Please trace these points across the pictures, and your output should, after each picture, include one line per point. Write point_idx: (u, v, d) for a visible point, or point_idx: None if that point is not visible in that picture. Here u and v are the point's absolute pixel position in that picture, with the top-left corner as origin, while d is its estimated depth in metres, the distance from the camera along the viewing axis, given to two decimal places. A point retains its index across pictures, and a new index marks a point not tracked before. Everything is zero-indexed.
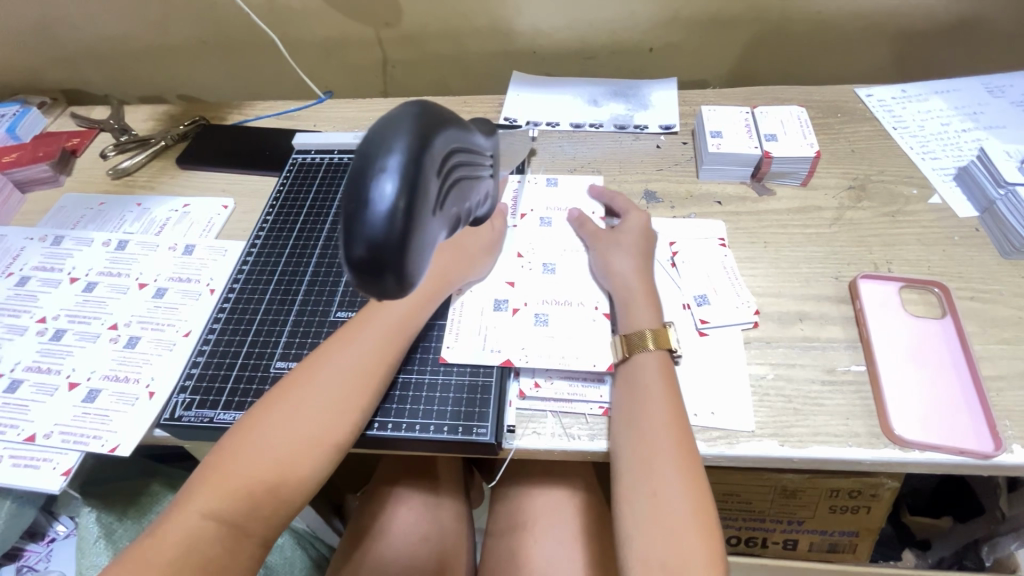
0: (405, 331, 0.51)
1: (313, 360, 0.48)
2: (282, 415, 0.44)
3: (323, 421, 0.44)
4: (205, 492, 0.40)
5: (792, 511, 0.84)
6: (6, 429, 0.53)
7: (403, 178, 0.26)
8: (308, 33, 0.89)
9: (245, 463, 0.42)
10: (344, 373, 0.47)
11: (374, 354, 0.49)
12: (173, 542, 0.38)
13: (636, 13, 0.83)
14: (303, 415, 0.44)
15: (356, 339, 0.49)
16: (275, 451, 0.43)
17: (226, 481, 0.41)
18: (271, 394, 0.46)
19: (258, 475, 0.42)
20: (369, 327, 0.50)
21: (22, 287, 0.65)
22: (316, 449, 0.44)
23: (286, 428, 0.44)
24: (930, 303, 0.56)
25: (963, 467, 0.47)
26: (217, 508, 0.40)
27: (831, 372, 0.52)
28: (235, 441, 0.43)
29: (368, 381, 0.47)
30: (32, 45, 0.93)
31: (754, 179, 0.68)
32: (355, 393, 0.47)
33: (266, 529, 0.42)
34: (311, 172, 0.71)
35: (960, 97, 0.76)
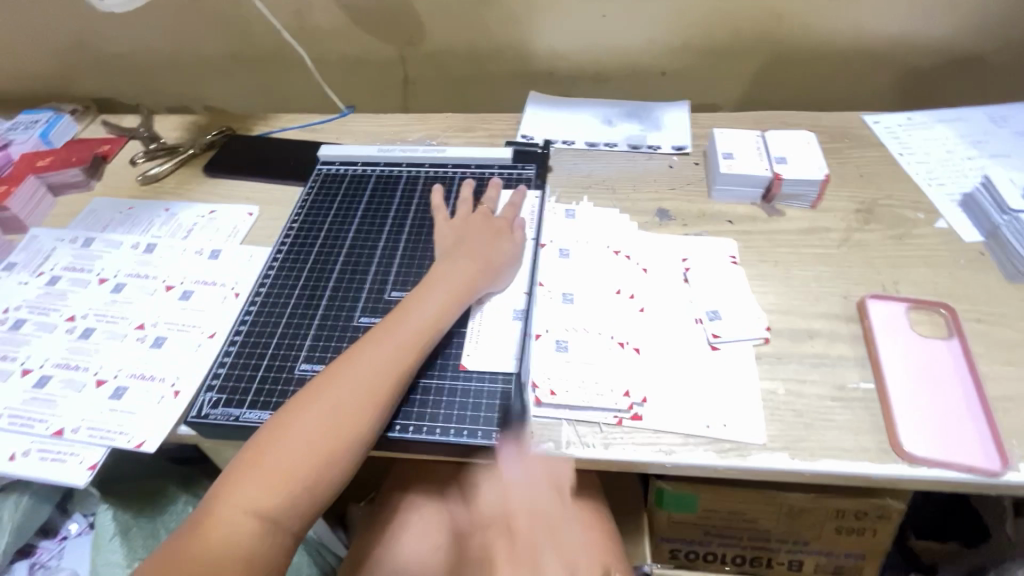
0: (430, 333, 0.53)
1: (342, 359, 0.50)
2: (315, 413, 0.46)
3: (354, 419, 0.46)
4: (245, 488, 0.42)
5: (797, 531, 0.84)
6: (34, 423, 0.55)
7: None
8: (333, 51, 0.92)
9: (280, 458, 0.43)
10: (374, 371, 0.48)
11: (403, 353, 0.50)
12: (218, 537, 0.41)
13: (650, 39, 0.86)
14: (337, 412, 0.46)
15: (385, 339, 0.51)
16: (309, 447, 0.44)
17: (264, 477, 0.43)
18: (303, 392, 0.48)
19: (293, 471, 0.43)
20: (398, 329, 0.52)
21: (52, 286, 0.67)
22: (347, 446, 0.45)
23: (320, 425, 0.45)
24: (936, 324, 0.58)
25: (971, 484, 0.48)
26: (255, 503, 0.42)
27: (840, 388, 0.53)
28: (270, 438, 0.45)
29: (396, 381, 0.49)
30: (67, 55, 0.97)
31: (765, 200, 0.70)
32: (383, 392, 0.48)
33: (299, 523, 0.43)
34: (335, 182, 0.74)
35: (964, 126, 0.78)
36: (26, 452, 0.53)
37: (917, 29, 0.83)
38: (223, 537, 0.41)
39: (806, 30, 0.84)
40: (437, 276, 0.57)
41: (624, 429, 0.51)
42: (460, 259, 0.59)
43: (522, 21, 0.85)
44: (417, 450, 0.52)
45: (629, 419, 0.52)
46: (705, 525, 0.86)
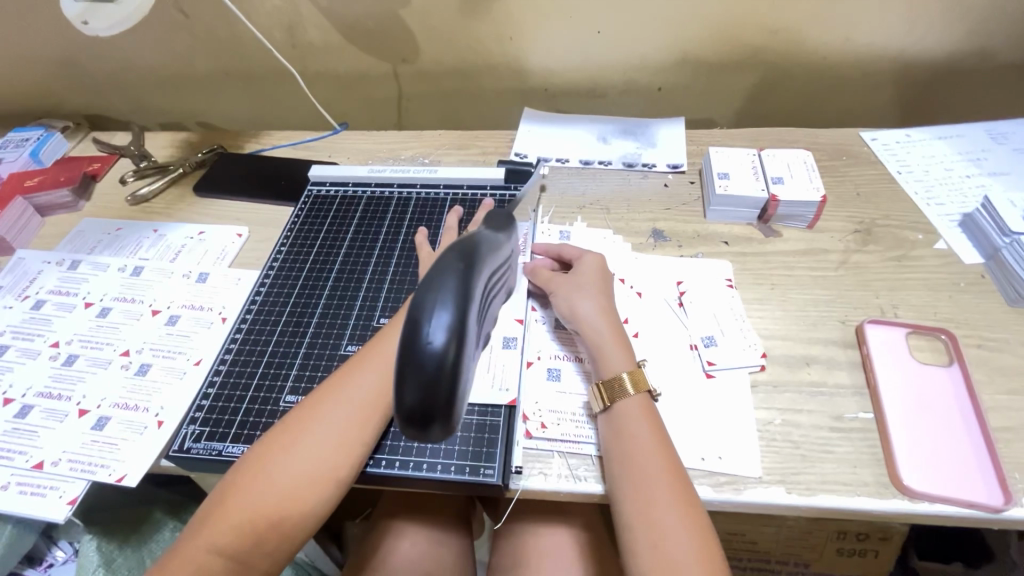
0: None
1: (316, 394, 0.48)
2: (285, 451, 0.44)
3: (324, 460, 0.44)
4: (211, 527, 0.41)
5: (797, 552, 0.83)
6: (14, 456, 0.53)
7: (452, 322, 0.31)
8: (326, 67, 0.92)
9: (247, 498, 0.42)
10: (345, 409, 0.46)
11: (378, 388, 0.48)
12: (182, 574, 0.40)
13: (645, 55, 0.85)
14: (307, 451, 0.44)
15: (360, 372, 0.49)
16: (274, 488, 0.43)
17: (230, 518, 0.41)
18: (274, 428, 0.46)
19: (259, 513, 0.42)
20: (374, 361, 0.49)
21: (37, 311, 0.66)
22: (316, 486, 0.44)
23: (288, 465, 0.43)
24: (937, 350, 0.56)
25: (973, 520, 0.47)
26: (220, 542, 0.41)
27: (838, 419, 0.52)
28: (238, 477, 0.43)
29: (368, 419, 0.47)
30: (58, 72, 0.96)
31: (761, 221, 0.69)
32: (355, 431, 0.46)
33: (265, 561, 0.42)
34: (325, 203, 0.73)
35: (964, 143, 0.77)
36: (5, 485, 0.52)
37: (916, 44, 0.82)
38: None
39: (803, 46, 0.83)
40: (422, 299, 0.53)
41: None
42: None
43: (515, 38, 0.84)
44: (403, 485, 0.50)
45: None
46: None
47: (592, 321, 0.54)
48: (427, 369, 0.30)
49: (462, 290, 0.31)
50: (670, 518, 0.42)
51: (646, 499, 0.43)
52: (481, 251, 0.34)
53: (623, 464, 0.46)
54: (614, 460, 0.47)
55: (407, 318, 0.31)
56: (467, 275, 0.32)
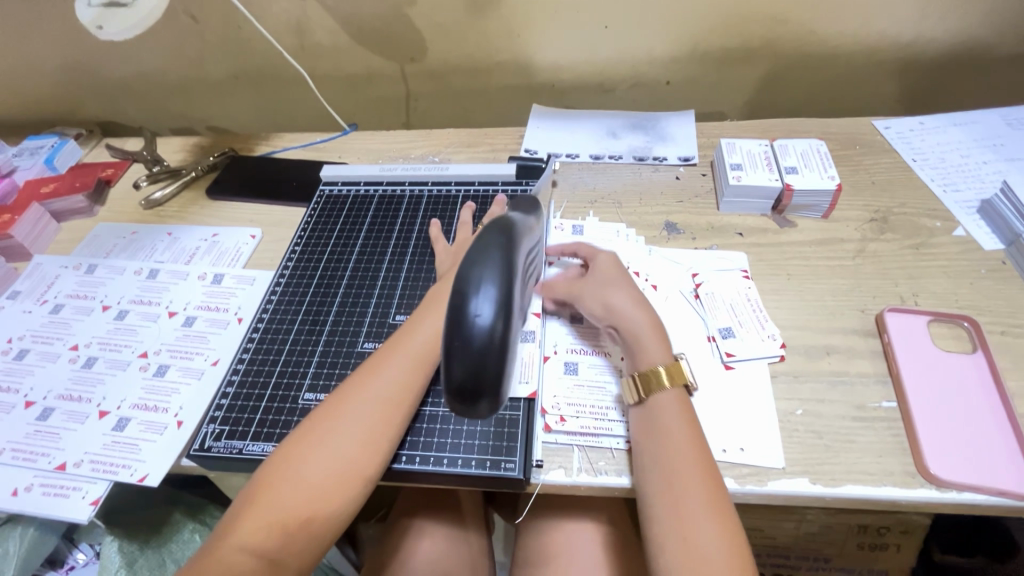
0: (429, 362, 0.50)
1: (340, 391, 0.48)
2: (314, 448, 0.44)
3: (354, 456, 0.44)
4: (241, 527, 0.41)
5: (818, 547, 0.82)
6: (38, 457, 0.54)
7: (497, 295, 0.30)
8: (334, 69, 0.92)
9: (279, 494, 0.42)
10: (373, 404, 0.47)
11: (402, 382, 0.49)
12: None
13: (654, 48, 0.85)
14: (336, 448, 0.44)
15: (383, 368, 0.49)
16: (306, 485, 0.42)
17: (263, 516, 0.41)
18: (301, 427, 0.46)
19: (293, 510, 0.41)
20: (397, 357, 0.50)
21: (56, 314, 0.67)
22: (346, 482, 0.44)
23: (319, 463, 0.43)
24: (959, 337, 0.55)
25: (1003, 508, 0.46)
26: (252, 541, 0.40)
27: (861, 408, 0.51)
28: (268, 476, 0.43)
29: (394, 415, 0.47)
30: (70, 79, 0.97)
31: (775, 211, 0.69)
32: (382, 426, 0.46)
33: (297, 561, 0.41)
34: (337, 203, 0.73)
35: (979, 130, 0.76)
36: (29, 487, 0.52)
37: (928, 32, 0.81)
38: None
39: (812, 36, 0.83)
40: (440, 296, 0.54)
41: None
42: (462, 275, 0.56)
43: (523, 35, 0.84)
44: (424, 480, 0.50)
45: None
46: None
47: (628, 312, 0.54)
48: (476, 345, 0.30)
49: (505, 263, 0.31)
50: (699, 523, 0.41)
51: (678, 500, 0.43)
52: (519, 226, 0.34)
53: (656, 467, 0.45)
54: (646, 460, 0.46)
55: (451, 296, 0.31)
56: (510, 249, 0.32)
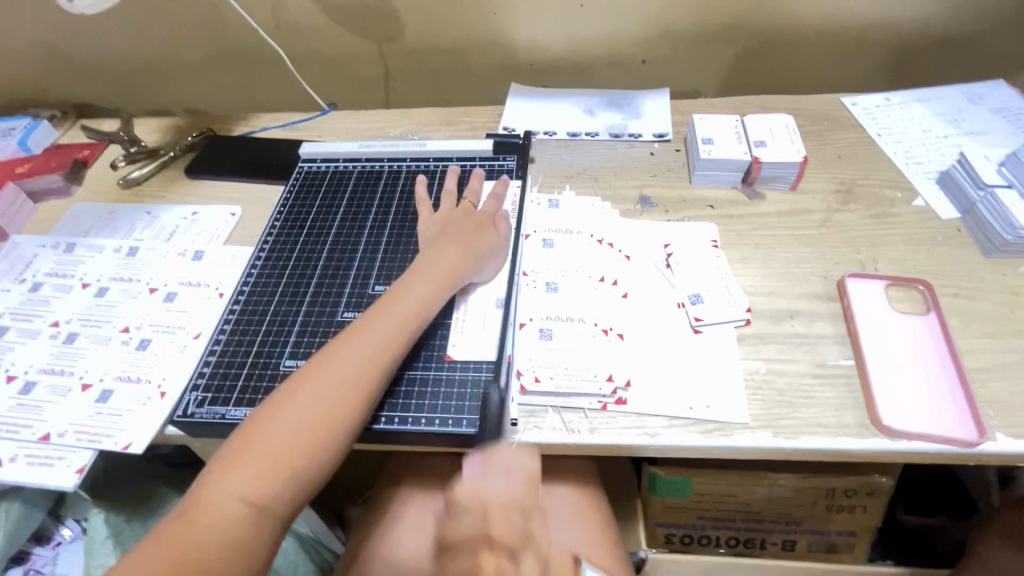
0: (413, 326, 0.53)
1: (327, 350, 0.50)
2: (302, 402, 0.46)
3: (342, 410, 0.46)
4: (232, 477, 0.42)
5: (789, 511, 0.86)
6: (21, 429, 0.55)
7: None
8: (312, 50, 0.92)
9: (267, 447, 0.44)
10: (358, 363, 0.49)
11: (384, 342, 0.50)
12: (206, 524, 0.41)
13: (629, 27, 0.86)
14: (322, 403, 0.46)
15: (372, 328, 0.51)
16: (295, 436, 0.44)
17: (253, 467, 0.43)
18: (286, 384, 0.48)
19: (280, 461, 0.44)
20: (384, 320, 0.52)
21: (35, 292, 0.67)
22: (332, 435, 0.46)
23: (304, 417, 0.45)
24: (914, 300, 0.58)
25: (950, 455, 0.49)
26: (244, 489, 0.42)
27: (821, 366, 0.54)
28: (257, 429, 0.45)
29: (379, 372, 0.49)
30: (42, 60, 0.95)
31: (745, 184, 0.71)
32: (368, 384, 0.48)
33: (286, 507, 0.43)
34: (317, 180, 0.74)
35: (940, 105, 0.79)
36: (13, 458, 0.53)
37: (894, 10, 0.84)
38: (210, 525, 0.41)
39: (783, 15, 0.85)
40: (424, 264, 0.57)
41: (608, 414, 0.52)
42: (448, 245, 0.59)
43: (499, 14, 0.85)
44: (403, 441, 0.52)
45: (613, 403, 0.52)
46: (698, 509, 0.87)
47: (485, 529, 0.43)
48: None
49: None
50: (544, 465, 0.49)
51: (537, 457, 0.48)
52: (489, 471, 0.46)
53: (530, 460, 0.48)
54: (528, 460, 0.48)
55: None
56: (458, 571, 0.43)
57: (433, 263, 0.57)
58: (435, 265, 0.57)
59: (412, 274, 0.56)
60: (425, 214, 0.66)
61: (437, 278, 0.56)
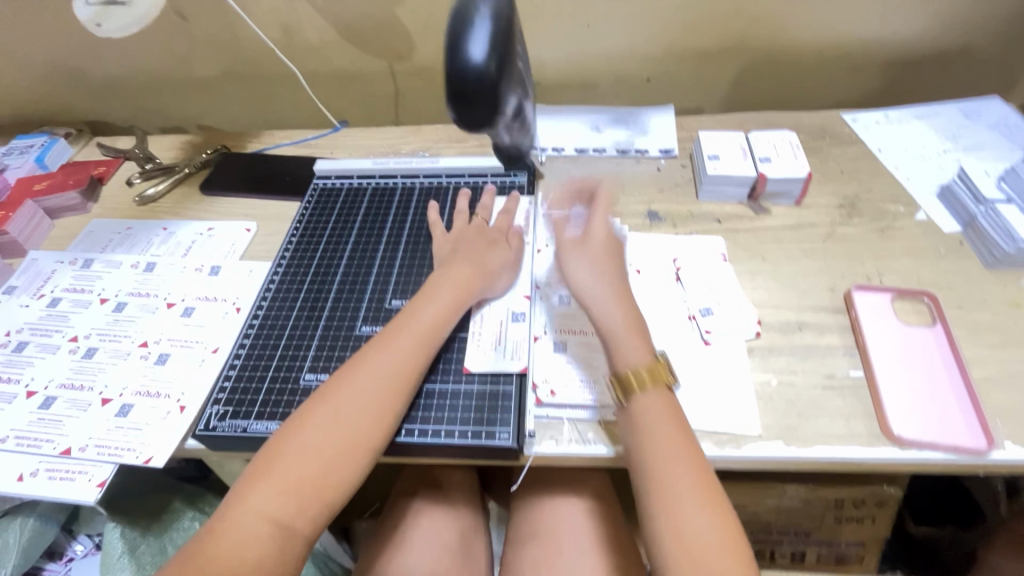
0: (428, 343, 0.54)
1: (345, 369, 0.51)
2: (322, 420, 0.47)
3: (362, 428, 0.47)
4: (255, 496, 0.43)
5: (799, 522, 0.86)
6: (42, 443, 0.55)
7: (490, 38, 0.43)
8: (324, 68, 0.94)
9: (290, 466, 0.45)
10: (375, 381, 0.50)
11: (401, 362, 0.51)
12: (230, 543, 0.41)
13: (634, 46, 0.88)
14: (342, 421, 0.47)
15: (388, 347, 0.52)
16: (317, 454, 0.45)
17: (277, 485, 0.44)
18: (306, 404, 0.49)
19: (303, 479, 0.44)
20: (399, 338, 0.53)
21: (53, 308, 0.68)
22: (354, 452, 0.46)
23: (325, 435, 0.46)
24: (920, 312, 0.60)
25: (960, 464, 0.50)
26: (268, 508, 0.43)
27: (830, 377, 0.55)
28: (279, 448, 0.46)
29: (396, 389, 0.50)
30: (59, 80, 0.97)
31: (751, 199, 0.73)
32: (387, 401, 0.49)
33: (309, 526, 0.44)
34: (331, 196, 0.75)
35: (938, 121, 0.81)
36: (35, 472, 0.54)
37: (891, 30, 0.86)
38: (236, 543, 0.41)
39: (784, 34, 0.87)
40: (437, 282, 0.58)
41: None
42: (461, 263, 0.60)
43: None
44: (422, 453, 0.53)
45: None
46: None
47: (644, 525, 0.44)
48: (472, 70, 0.43)
49: (504, 2, 0.45)
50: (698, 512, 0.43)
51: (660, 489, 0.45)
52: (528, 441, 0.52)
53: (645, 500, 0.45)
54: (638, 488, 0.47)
55: (455, 36, 0.44)
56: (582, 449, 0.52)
57: (446, 281, 0.58)
58: (448, 282, 0.58)
59: (426, 292, 0.58)
60: (438, 230, 0.67)
61: (450, 295, 0.57)
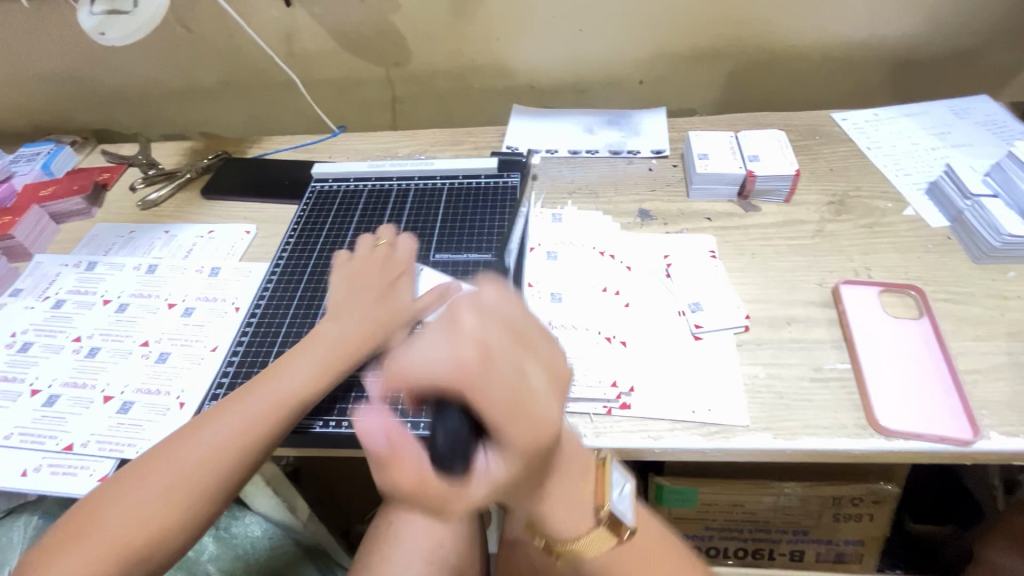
0: (342, 359, 0.54)
1: (253, 381, 0.53)
2: (220, 421, 0.49)
3: (249, 431, 0.49)
4: (133, 494, 0.46)
5: (796, 520, 0.86)
6: (45, 440, 0.56)
7: None
8: (322, 75, 0.96)
9: (169, 470, 0.47)
10: (277, 391, 0.51)
11: (303, 379, 0.52)
12: (99, 538, 0.44)
13: (625, 50, 0.90)
14: (236, 423, 0.49)
15: (298, 363, 0.54)
16: (200, 453, 0.48)
17: (156, 482, 0.46)
18: (205, 412, 0.51)
19: (178, 478, 0.47)
20: (308, 353, 0.54)
21: (57, 309, 0.69)
22: (238, 453, 0.49)
23: (218, 434, 0.49)
24: (907, 305, 0.60)
25: (946, 454, 0.50)
26: (142, 508, 0.45)
27: (818, 370, 0.56)
28: (172, 442, 0.49)
29: (295, 400, 0.52)
30: (66, 90, 1.00)
31: (741, 197, 0.74)
32: (281, 410, 0.51)
33: (184, 526, 0.46)
34: (328, 198, 0.77)
35: (927, 119, 0.82)
36: (38, 467, 0.55)
37: (879, 30, 0.87)
38: (105, 535, 0.44)
39: (774, 36, 0.88)
40: (365, 294, 0.59)
41: (614, 418, 0.54)
42: (391, 278, 0.61)
43: (501, 39, 0.89)
44: None
45: (618, 407, 0.54)
46: (705, 519, 0.87)
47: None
48: None
49: None
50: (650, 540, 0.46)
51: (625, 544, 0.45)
52: None
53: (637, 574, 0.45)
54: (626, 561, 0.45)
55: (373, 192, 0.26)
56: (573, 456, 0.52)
57: (373, 296, 0.59)
58: (376, 298, 0.59)
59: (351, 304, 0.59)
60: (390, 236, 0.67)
61: (376, 307, 0.58)
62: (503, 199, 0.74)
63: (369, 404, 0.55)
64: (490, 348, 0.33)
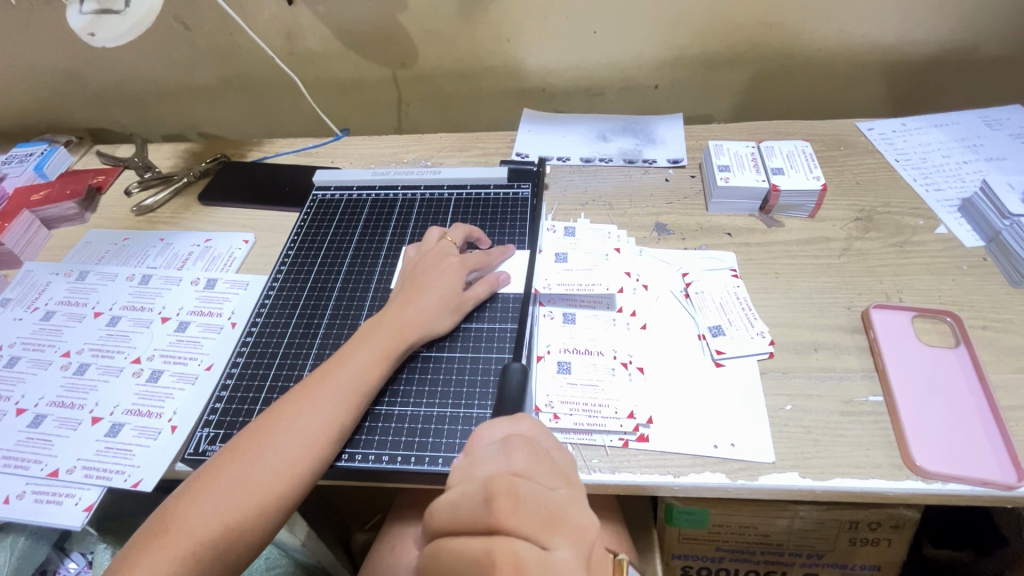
0: (361, 398, 0.50)
1: (270, 415, 0.47)
2: (228, 478, 0.43)
3: (272, 488, 0.44)
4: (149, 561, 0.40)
5: (811, 544, 0.82)
6: (30, 464, 0.54)
7: None
8: (325, 75, 0.93)
9: (188, 528, 0.41)
10: (294, 440, 0.46)
11: (327, 416, 0.48)
12: None
13: (641, 53, 0.86)
14: (252, 480, 0.44)
15: (316, 397, 0.48)
16: (219, 514, 0.42)
17: (175, 544, 0.40)
18: (221, 455, 0.45)
19: (201, 538, 0.41)
20: (326, 386, 0.49)
21: (47, 321, 0.66)
22: (262, 514, 0.43)
23: (234, 493, 0.43)
24: (943, 333, 0.57)
25: (987, 498, 0.47)
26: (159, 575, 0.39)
27: (849, 403, 0.52)
28: (178, 507, 0.42)
29: (317, 448, 0.47)
30: (62, 87, 0.97)
31: (763, 211, 0.70)
32: (305, 459, 0.46)
33: None
34: (330, 207, 0.74)
35: (958, 130, 0.78)
36: (21, 494, 0.52)
37: (909, 35, 0.83)
38: None
39: (797, 41, 0.85)
40: (377, 322, 0.54)
41: (630, 451, 0.51)
42: (409, 297, 0.56)
43: (512, 40, 0.85)
44: (417, 479, 0.51)
45: (635, 440, 0.51)
46: (716, 541, 0.83)
47: None
48: None
49: None
50: None
51: None
52: None
53: None
54: None
55: None
56: None
57: (385, 320, 0.54)
58: (387, 322, 0.54)
59: (365, 331, 0.54)
60: (411, 254, 0.64)
61: (390, 331, 0.54)
62: (514, 211, 0.71)
63: (371, 435, 0.52)
64: (518, 546, 0.29)
